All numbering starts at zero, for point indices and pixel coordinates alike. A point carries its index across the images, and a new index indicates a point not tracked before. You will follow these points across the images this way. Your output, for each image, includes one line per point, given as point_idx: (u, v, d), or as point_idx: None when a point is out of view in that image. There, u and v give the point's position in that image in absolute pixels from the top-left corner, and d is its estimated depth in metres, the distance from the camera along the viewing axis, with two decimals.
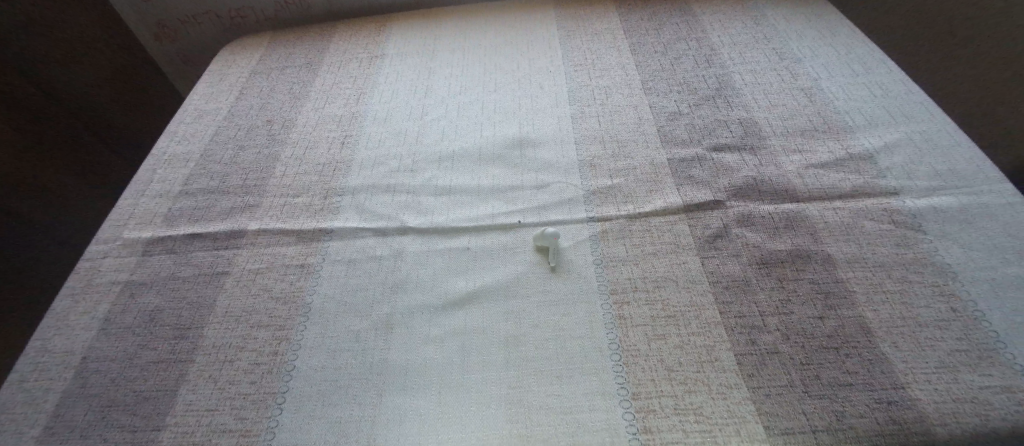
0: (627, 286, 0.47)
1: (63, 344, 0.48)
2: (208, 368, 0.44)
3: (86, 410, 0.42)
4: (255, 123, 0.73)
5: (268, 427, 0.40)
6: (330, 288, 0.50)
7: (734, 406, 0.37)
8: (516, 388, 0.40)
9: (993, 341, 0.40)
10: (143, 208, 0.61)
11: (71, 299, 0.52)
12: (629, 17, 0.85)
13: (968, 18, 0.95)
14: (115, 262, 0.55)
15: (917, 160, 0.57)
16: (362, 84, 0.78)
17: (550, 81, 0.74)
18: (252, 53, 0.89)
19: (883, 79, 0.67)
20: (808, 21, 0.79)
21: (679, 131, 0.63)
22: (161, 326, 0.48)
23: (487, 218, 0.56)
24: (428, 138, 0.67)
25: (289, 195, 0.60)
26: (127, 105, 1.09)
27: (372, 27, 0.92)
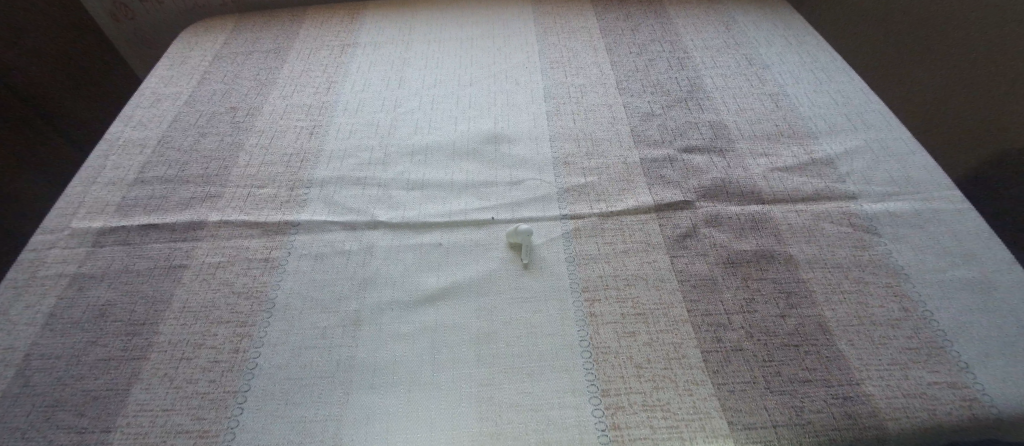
0: (599, 283, 0.48)
1: (1, 341, 0.44)
2: (164, 366, 0.42)
3: (27, 412, 0.39)
4: (218, 109, 0.69)
5: (228, 428, 0.38)
6: (296, 283, 0.48)
7: (699, 402, 0.38)
8: (487, 385, 0.40)
9: (939, 339, 0.42)
10: (94, 196, 0.58)
11: (11, 292, 0.48)
12: (606, 16, 0.85)
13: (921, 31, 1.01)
14: (62, 253, 0.52)
15: (875, 166, 0.59)
16: (333, 73, 0.75)
17: (526, 77, 0.74)
18: (215, 35, 0.85)
19: (845, 87, 0.70)
20: (777, 28, 0.82)
21: (651, 131, 0.64)
22: (113, 321, 0.45)
23: (460, 213, 0.55)
24: (402, 131, 0.66)
25: (253, 186, 0.58)
26: (79, 88, 1.01)
27: (344, 14, 0.89)
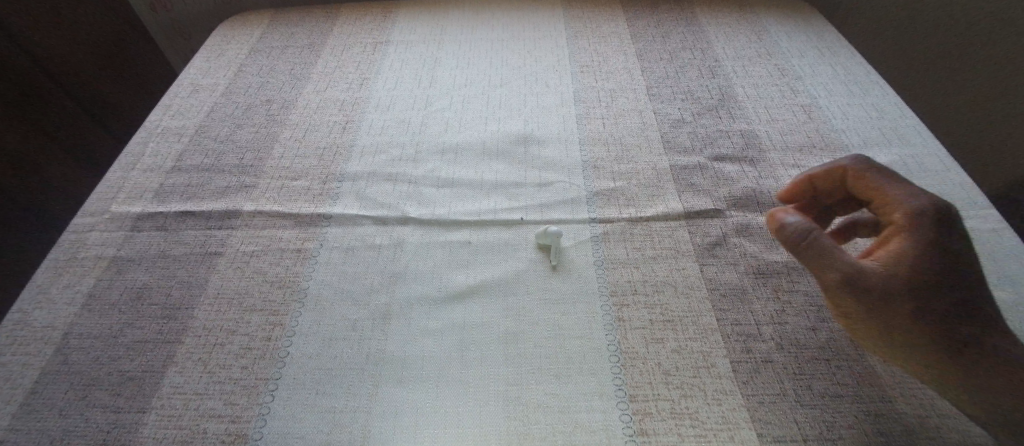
0: (627, 289, 0.48)
1: (44, 319, 0.46)
2: (198, 351, 0.43)
3: (67, 389, 0.41)
4: (253, 102, 0.71)
5: (259, 414, 0.39)
6: (327, 275, 0.49)
7: (728, 412, 0.38)
8: (515, 385, 0.40)
9: None
10: (133, 181, 0.59)
11: (53, 272, 0.50)
12: (636, 22, 0.85)
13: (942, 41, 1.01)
14: (102, 236, 0.53)
15: (910, 182, 0.58)
16: (365, 69, 0.76)
17: (557, 80, 0.74)
18: (251, 29, 0.87)
19: (879, 101, 0.69)
20: (810, 39, 0.81)
21: (682, 139, 0.64)
22: (150, 305, 0.47)
23: (489, 213, 0.55)
24: (432, 129, 0.66)
25: (288, 178, 0.59)
26: (117, 79, 1.03)
27: (376, 12, 0.90)
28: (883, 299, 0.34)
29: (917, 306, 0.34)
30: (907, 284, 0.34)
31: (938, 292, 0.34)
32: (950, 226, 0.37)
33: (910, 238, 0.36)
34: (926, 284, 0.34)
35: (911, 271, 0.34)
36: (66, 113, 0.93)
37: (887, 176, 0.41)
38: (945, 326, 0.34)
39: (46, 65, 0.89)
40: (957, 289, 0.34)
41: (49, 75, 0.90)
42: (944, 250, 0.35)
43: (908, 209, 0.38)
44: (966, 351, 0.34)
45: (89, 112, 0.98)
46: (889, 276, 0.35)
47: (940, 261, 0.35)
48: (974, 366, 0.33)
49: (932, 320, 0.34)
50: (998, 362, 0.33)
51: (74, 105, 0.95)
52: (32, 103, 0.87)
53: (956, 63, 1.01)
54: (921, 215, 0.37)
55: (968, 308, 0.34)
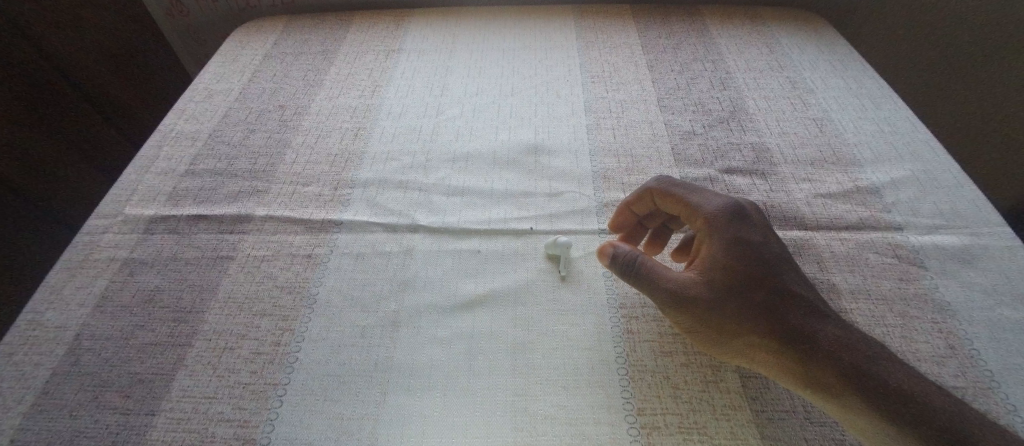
0: (637, 301, 0.47)
1: (56, 319, 0.46)
2: (207, 355, 0.43)
3: (78, 390, 0.41)
4: (267, 107, 0.71)
5: (267, 419, 0.39)
6: (337, 281, 0.49)
7: (737, 428, 0.38)
8: (522, 395, 0.40)
9: (987, 380, 0.41)
10: (147, 184, 0.60)
11: (67, 272, 0.50)
12: (647, 33, 0.86)
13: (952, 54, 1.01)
14: (115, 237, 0.54)
15: (922, 197, 0.58)
16: (378, 77, 0.77)
17: (568, 90, 0.74)
18: (266, 35, 0.88)
19: (891, 115, 0.69)
20: (821, 52, 0.81)
21: (692, 150, 0.64)
22: (161, 307, 0.47)
23: (499, 222, 0.55)
24: (442, 137, 0.67)
25: (299, 183, 0.60)
26: (133, 81, 1.04)
27: (389, 19, 0.91)
28: (701, 305, 0.39)
29: (731, 304, 0.38)
30: (711, 285, 0.39)
31: (747, 287, 0.38)
32: (744, 223, 0.42)
33: (710, 243, 0.42)
34: (728, 281, 0.39)
35: (714, 272, 0.40)
36: (80, 113, 0.95)
37: (682, 189, 0.47)
38: (763, 318, 0.37)
39: (61, 67, 0.90)
40: (765, 281, 0.39)
41: (65, 77, 0.91)
42: (741, 245, 0.40)
43: (704, 214, 0.43)
44: (790, 342, 0.36)
45: (103, 113, 0.99)
46: (703, 283, 0.40)
47: (737, 258, 0.40)
48: (798, 354, 0.36)
49: (750, 314, 0.38)
50: (818, 345, 0.35)
51: (88, 106, 0.96)
52: (45, 103, 0.89)
53: (969, 74, 1.00)
54: (714, 219, 0.42)
55: (787, 298, 0.38)
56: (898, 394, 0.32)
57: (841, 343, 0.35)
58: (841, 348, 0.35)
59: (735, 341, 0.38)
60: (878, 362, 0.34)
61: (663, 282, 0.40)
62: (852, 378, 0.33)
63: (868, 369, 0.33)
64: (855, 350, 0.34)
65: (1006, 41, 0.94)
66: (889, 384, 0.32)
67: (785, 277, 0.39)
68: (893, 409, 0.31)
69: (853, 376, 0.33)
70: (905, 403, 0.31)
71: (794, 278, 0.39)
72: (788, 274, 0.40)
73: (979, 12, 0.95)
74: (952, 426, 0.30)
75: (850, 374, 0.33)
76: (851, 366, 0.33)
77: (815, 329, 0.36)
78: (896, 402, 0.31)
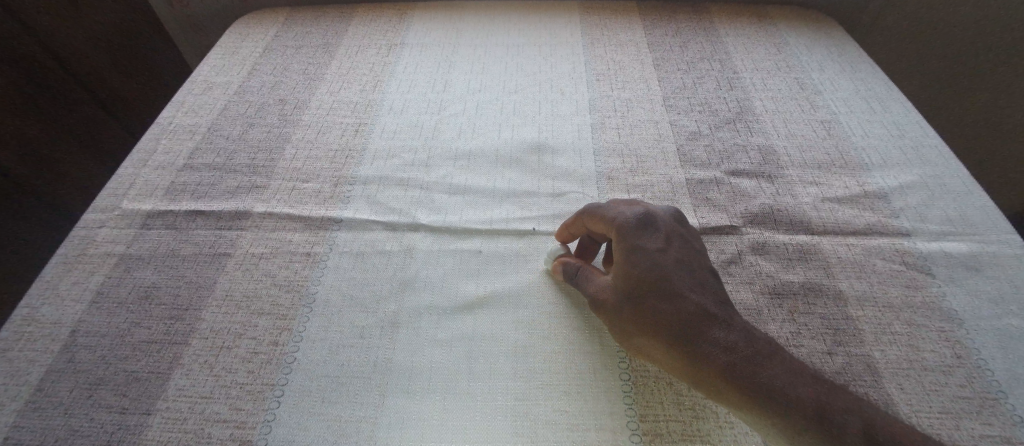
0: None
1: (52, 315, 0.45)
2: (204, 354, 0.43)
3: (73, 388, 0.40)
4: (267, 101, 0.70)
5: (264, 421, 0.38)
6: (336, 280, 0.49)
7: (740, 436, 0.37)
8: (523, 400, 0.40)
9: (994, 390, 0.40)
10: (144, 178, 0.59)
11: (63, 267, 0.49)
12: (654, 30, 0.84)
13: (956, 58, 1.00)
14: (112, 232, 0.53)
15: (931, 203, 0.57)
16: (380, 71, 0.76)
17: (572, 87, 0.73)
18: (267, 27, 0.87)
19: (900, 119, 0.68)
20: (830, 53, 0.80)
21: (698, 152, 0.63)
22: (158, 304, 0.46)
23: (501, 222, 0.55)
24: (445, 134, 0.66)
25: (299, 179, 0.59)
26: (131, 72, 1.03)
27: (392, 13, 0.90)
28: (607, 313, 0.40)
29: (631, 310, 0.39)
30: (614, 294, 0.40)
31: (644, 292, 0.39)
32: (650, 229, 0.42)
33: (617, 250, 0.42)
34: (628, 288, 0.39)
35: (616, 280, 0.40)
36: (79, 102, 0.93)
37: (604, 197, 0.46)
38: (656, 325, 0.37)
39: (58, 55, 0.89)
40: (661, 285, 0.38)
41: (63, 66, 0.90)
42: (643, 251, 0.40)
43: (614, 221, 0.43)
44: (676, 348, 0.36)
45: (101, 101, 0.98)
46: (612, 290, 0.40)
47: (641, 264, 0.40)
48: (682, 358, 0.36)
49: (646, 320, 0.38)
50: (701, 348, 0.35)
51: (86, 94, 0.95)
52: (46, 91, 0.88)
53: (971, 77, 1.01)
54: (622, 225, 0.42)
55: (681, 303, 0.37)
56: (768, 393, 0.32)
57: (723, 346, 0.35)
58: (721, 352, 0.35)
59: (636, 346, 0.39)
60: (751, 364, 0.34)
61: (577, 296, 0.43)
62: (733, 380, 0.34)
63: (745, 368, 0.34)
64: (735, 352, 0.34)
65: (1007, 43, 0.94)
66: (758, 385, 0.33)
67: (682, 279, 0.39)
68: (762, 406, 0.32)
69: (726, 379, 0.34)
70: (771, 402, 0.32)
71: (691, 280, 0.39)
72: (686, 276, 0.39)
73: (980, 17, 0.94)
74: (814, 414, 0.31)
75: (727, 376, 0.34)
76: (724, 369, 0.34)
77: (699, 334, 0.36)
78: (766, 400, 0.32)
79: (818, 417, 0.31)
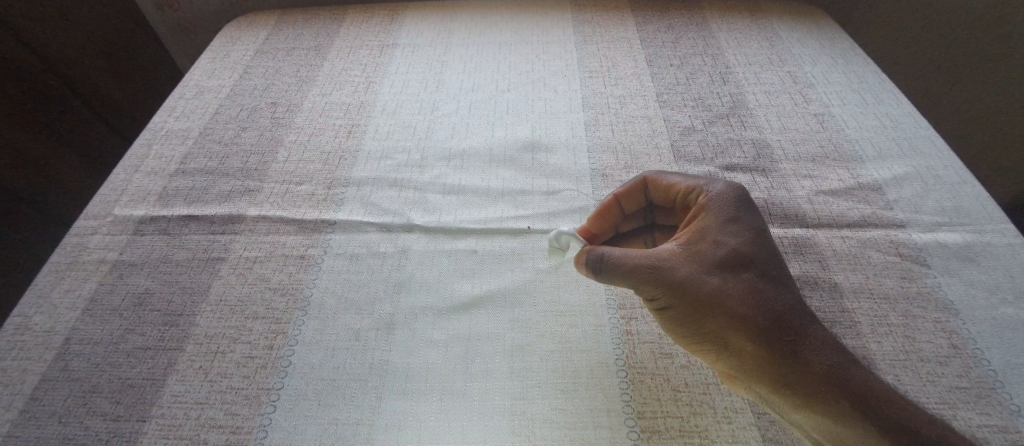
0: (636, 302, 0.47)
1: (44, 324, 0.45)
2: (198, 359, 0.42)
3: (67, 396, 0.40)
4: (259, 104, 0.70)
5: (260, 425, 0.38)
6: (331, 282, 0.48)
7: (738, 431, 0.37)
8: (521, 399, 0.40)
9: (990, 379, 0.40)
10: (136, 184, 0.59)
11: (55, 275, 0.49)
12: (646, 26, 0.84)
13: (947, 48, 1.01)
14: (104, 239, 0.53)
15: (924, 194, 0.57)
16: (372, 72, 0.76)
17: (565, 85, 0.73)
18: (257, 30, 0.86)
19: (893, 111, 0.68)
20: (822, 46, 0.80)
21: (691, 147, 0.63)
22: (151, 311, 0.46)
23: (496, 221, 0.54)
24: (438, 134, 0.66)
25: (291, 182, 0.59)
26: (123, 78, 1.02)
27: (383, 13, 0.89)
28: (681, 281, 0.35)
29: (716, 281, 0.35)
30: (696, 262, 0.36)
31: (735, 266, 0.36)
32: (747, 207, 0.40)
33: (704, 220, 0.39)
34: (716, 259, 0.36)
35: (701, 248, 0.37)
36: (70, 108, 0.93)
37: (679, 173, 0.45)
38: (748, 304, 0.34)
39: (48, 60, 0.88)
40: (754, 263, 0.36)
41: (52, 71, 0.89)
42: (739, 226, 0.38)
43: (705, 192, 0.41)
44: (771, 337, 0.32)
45: (92, 107, 0.97)
46: (691, 258, 0.37)
47: (735, 239, 0.37)
48: (775, 350, 0.32)
49: (733, 296, 0.34)
50: (803, 344, 0.32)
51: (77, 100, 0.94)
52: (36, 97, 0.87)
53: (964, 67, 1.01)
54: (717, 198, 0.41)
55: (775, 288, 0.35)
56: (879, 402, 0.28)
57: (827, 345, 0.32)
58: (827, 350, 0.31)
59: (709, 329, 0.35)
60: (858, 369, 0.30)
61: (636, 258, 0.37)
62: (836, 380, 0.30)
63: (849, 371, 0.30)
64: (840, 356, 0.31)
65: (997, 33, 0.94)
66: (869, 392, 0.29)
67: (776, 265, 0.37)
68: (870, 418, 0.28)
69: (830, 381, 0.30)
70: (883, 411, 0.28)
71: (782, 268, 0.37)
72: (779, 264, 0.37)
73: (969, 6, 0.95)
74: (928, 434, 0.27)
75: (830, 378, 0.30)
76: (829, 370, 0.30)
77: (801, 329, 0.33)
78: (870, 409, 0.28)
79: (939, 437, 0.27)
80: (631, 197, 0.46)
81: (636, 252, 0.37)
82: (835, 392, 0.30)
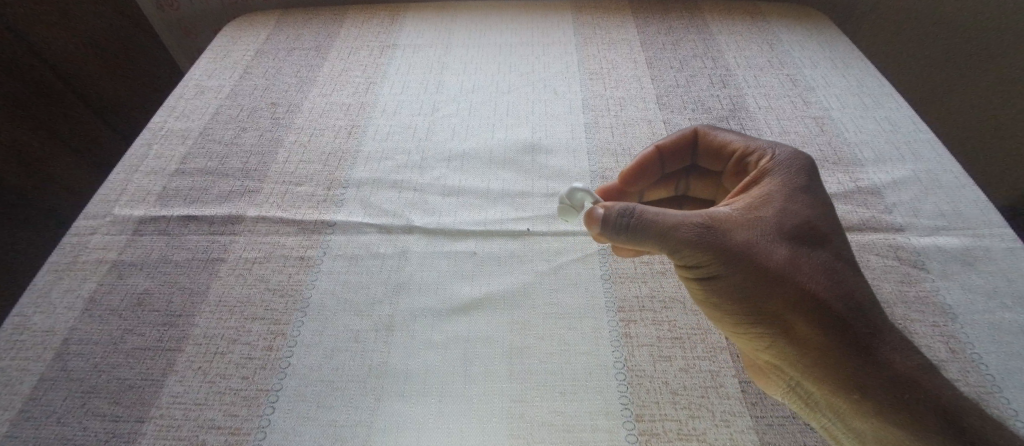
0: (635, 305, 0.47)
1: (44, 323, 0.45)
2: (197, 359, 0.42)
3: (65, 396, 0.40)
4: (259, 104, 0.70)
5: (259, 427, 0.38)
6: (330, 283, 0.48)
7: (736, 434, 0.37)
8: (520, 401, 0.40)
9: (988, 384, 0.40)
10: (136, 184, 0.59)
11: (55, 275, 0.49)
12: (646, 28, 0.84)
13: (945, 50, 1.01)
14: (104, 239, 0.53)
15: (924, 198, 0.57)
16: (373, 73, 0.76)
17: (565, 87, 0.73)
18: (258, 30, 0.86)
19: (893, 115, 0.68)
20: (822, 49, 0.80)
21: None
22: (151, 311, 0.46)
23: (496, 223, 0.54)
24: (437, 135, 0.66)
25: (291, 183, 0.59)
26: (123, 77, 1.02)
27: (384, 14, 0.89)
28: (739, 247, 0.36)
29: (774, 252, 0.35)
30: (755, 229, 0.37)
31: (794, 238, 0.36)
32: (813, 186, 0.40)
33: (767, 191, 0.40)
34: (775, 232, 0.37)
35: (762, 218, 0.37)
36: (70, 107, 0.93)
37: (734, 133, 0.48)
38: (809, 283, 0.34)
39: (49, 59, 0.88)
40: (812, 237, 0.37)
41: (54, 70, 0.89)
42: (802, 202, 0.39)
43: (768, 163, 0.43)
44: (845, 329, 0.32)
45: (93, 106, 0.97)
46: (753, 227, 0.37)
47: (799, 215, 0.38)
48: (847, 346, 0.32)
49: (794, 270, 0.35)
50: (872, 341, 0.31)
51: (78, 99, 0.94)
52: (36, 96, 0.87)
53: (964, 68, 1.01)
54: (775, 168, 0.42)
55: (842, 273, 0.35)
56: (960, 416, 0.28)
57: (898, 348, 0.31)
58: (899, 353, 0.31)
59: (767, 305, 0.35)
60: (947, 385, 0.29)
61: (691, 220, 0.37)
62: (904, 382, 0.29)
63: (921, 374, 0.30)
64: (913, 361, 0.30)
65: (994, 33, 0.94)
66: (955, 407, 0.28)
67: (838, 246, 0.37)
68: (952, 431, 0.27)
69: (917, 391, 0.29)
70: (968, 426, 0.27)
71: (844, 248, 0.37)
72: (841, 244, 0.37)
73: (965, 8, 0.95)
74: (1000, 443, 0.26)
75: (913, 386, 0.29)
76: (913, 378, 0.29)
77: (878, 327, 0.32)
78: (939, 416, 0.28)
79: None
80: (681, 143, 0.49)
81: (691, 215, 0.38)
82: (919, 404, 0.28)
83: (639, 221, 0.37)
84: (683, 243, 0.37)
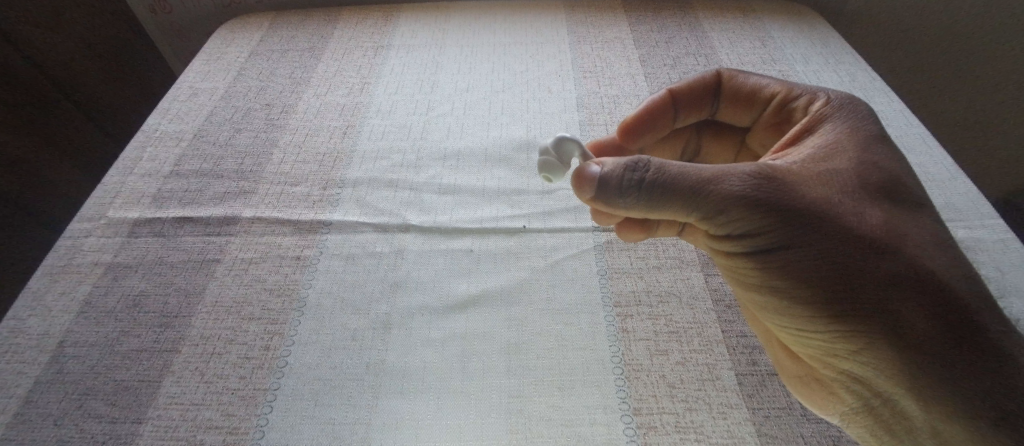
0: (632, 299, 0.47)
1: (39, 326, 0.45)
2: (194, 360, 0.42)
3: (62, 398, 0.40)
4: (253, 106, 0.70)
5: (257, 426, 0.38)
6: (327, 284, 0.48)
7: (733, 426, 0.38)
8: (518, 397, 0.40)
9: None
10: (131, 186, 0.59)
11: (49, 278, 0.49)
12: (640, 26, 0.85)
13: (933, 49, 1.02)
14: (99, 241, 0.52)
15: None
16: (367, 73, 0.76)
17: (559, 86, 0.73)
18: (251, 32, 0.86)
19: (884, 109, 0.69)
20: (813, 45, 0.81)
21: None
22: (147, 313, 0.46)
23: (491, 221, 0.55)
24: (433, 134, 0.66)
25: (287, 183, 0.59)
26: (117, 81, 1.02)
27: (378, 15, 0.89)
28: (791, 213, 0.33)
29: (835, 219, 0.33)
30: (811, 193, 0.34)
31: (859, 196, 0.34)
32: (871, 148, 0.38)
33: (819, 154, 0.38)
34: (836, 199, 0.34)
35: (818, 184, 0.35)
36: (65, 113, 0.93)
37: (768, 75, 0.49)
38: (876, 255, 0.32)
39: (47, 67, 0.89)
40: (880, 194, 0.35)
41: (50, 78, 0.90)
42: (861, 167, 0.36)
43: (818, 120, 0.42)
44: (948, 318, 0.29)
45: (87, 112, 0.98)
46: (809, 192, 0.34)
47: (858, 179, 0.35)
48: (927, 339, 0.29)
49: (862, 234, 0.32)
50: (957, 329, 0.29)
51: (73, 106, 0.95)
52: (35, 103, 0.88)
53: (948, 65, 1.03)
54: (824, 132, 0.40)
55: (919, 240, 0.33)
56: None
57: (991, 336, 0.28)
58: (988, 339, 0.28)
59: (832, 280, 0.32)
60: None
61: (733, 180, 0.35)
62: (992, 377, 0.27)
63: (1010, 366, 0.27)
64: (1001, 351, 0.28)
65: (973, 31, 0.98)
66: None
67: (910, 209, 0.35)
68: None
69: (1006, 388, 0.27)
70: None
71: (919, 209, 0.35)
72: (917, 204, 0.35)
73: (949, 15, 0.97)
74: None
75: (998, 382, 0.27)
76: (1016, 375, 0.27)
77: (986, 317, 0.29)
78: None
79: None
80: (715, 88, 0.51)
81: (734, 174, 0.35)
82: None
83: (668, 174, 0.36)
84: (722, 198, 0.35)
